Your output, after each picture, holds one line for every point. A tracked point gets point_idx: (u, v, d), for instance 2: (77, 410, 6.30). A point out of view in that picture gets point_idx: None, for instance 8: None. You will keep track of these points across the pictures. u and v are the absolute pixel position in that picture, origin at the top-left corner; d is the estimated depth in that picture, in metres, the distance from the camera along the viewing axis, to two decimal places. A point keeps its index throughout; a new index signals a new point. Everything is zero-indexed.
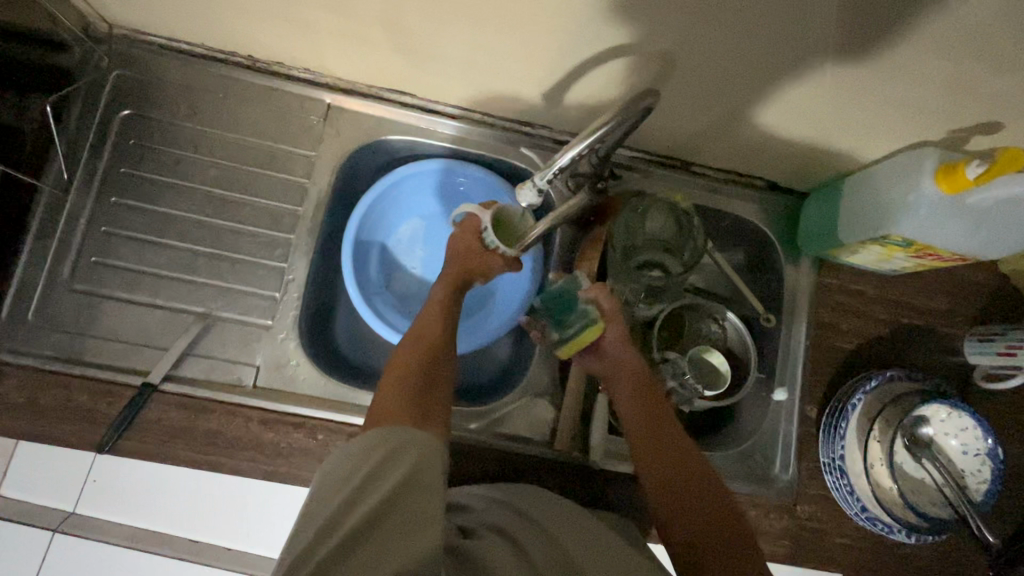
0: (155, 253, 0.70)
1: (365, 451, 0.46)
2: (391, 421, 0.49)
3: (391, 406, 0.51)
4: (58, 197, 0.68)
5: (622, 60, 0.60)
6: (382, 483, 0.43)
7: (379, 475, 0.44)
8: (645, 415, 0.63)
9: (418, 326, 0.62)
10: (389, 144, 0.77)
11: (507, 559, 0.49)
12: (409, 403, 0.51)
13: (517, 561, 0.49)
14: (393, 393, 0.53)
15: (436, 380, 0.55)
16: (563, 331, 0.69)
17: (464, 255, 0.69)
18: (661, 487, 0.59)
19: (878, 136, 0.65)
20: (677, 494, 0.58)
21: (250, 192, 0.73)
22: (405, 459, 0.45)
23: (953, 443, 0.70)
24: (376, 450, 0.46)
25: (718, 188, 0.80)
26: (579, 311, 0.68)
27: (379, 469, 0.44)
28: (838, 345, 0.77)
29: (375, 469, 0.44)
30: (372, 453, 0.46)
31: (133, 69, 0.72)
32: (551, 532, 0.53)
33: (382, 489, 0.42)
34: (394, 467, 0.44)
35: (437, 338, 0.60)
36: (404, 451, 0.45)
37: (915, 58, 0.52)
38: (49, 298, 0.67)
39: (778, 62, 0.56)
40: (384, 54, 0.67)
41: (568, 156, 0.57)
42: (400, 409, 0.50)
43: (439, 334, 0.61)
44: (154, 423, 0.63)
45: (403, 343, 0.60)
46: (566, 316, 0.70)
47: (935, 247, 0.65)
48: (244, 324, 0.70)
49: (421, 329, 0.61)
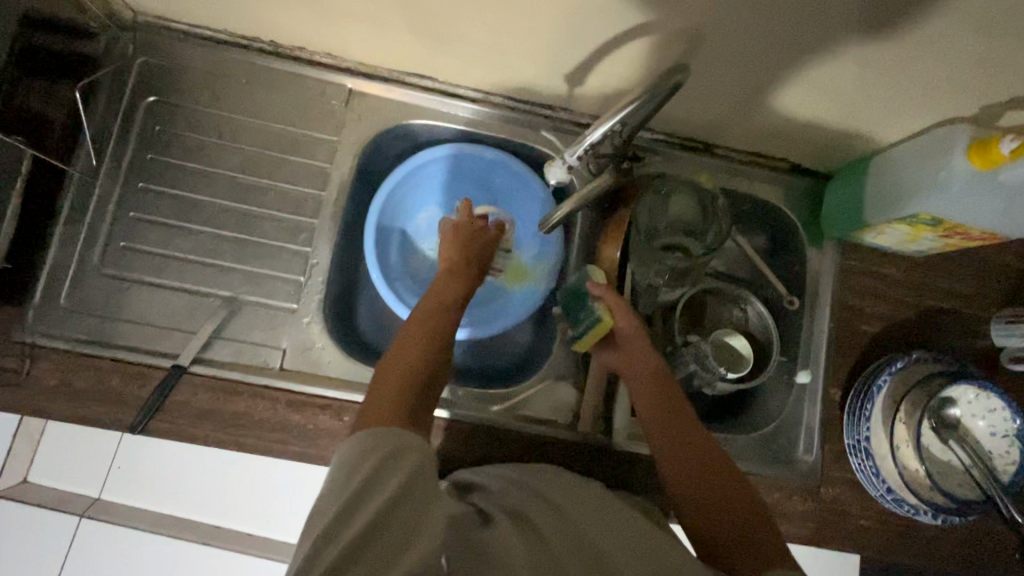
0: (181, 238, 0.71)
1: (364, 453, 0.47)
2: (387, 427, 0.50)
3: (384, 410, 0.52)
4: (86, 183, 0.69)
5: (647, 40, 0.60)
6: (386, 484, 0.43)
7: (386, 473, 0.44)
8: (658, 405, 0.63)
9: (416, 324, 0.61)
10: (410, 128, 0.77)
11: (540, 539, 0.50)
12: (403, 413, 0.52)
13: (548, 541, 0.50)
14: (384, 396, 0.54)
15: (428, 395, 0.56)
16: (577, 326, 0.70)
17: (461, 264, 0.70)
18: (679, 480, 0.58)
19: (905, 114, 0.64)
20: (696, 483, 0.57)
21: (273, 177, 0.73)
22: (403, 466, 0.45)
23: (980, 424, 0.70)
24: (373, 454, 0.46)
25: (741, 170, 0.80)
26: (589, 305, 0.68)
27: (392, 462, 0.45)
28: (862, 327, 0.76)
29: (380, 467, 0.45)
30: (369, 456, 0.46)
31: (158, 56, 0.72)
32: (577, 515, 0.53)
33: (396, 480, 0.43)
34: (397, 469, 0.44)
35: (431, 339, 0.60)
36: (403, 454, 0.46)
37: (945, 34, 0.51)
38: (80, 283, 0.67)
39: (804, 40, 0.56)
40: (405, 38, 0.66)
41: (598, 132, 0.57)
42: (392, 414, 0.51)
43: (433, 334, 0.61)
44: (183, 404, 0.64)
45: (401, 343, 0.60)
46: (576, 312, 0.70)
47: (965, 226, 0.64)
48: (270, 308, 0.70)
49: (414, 328, 0.61)
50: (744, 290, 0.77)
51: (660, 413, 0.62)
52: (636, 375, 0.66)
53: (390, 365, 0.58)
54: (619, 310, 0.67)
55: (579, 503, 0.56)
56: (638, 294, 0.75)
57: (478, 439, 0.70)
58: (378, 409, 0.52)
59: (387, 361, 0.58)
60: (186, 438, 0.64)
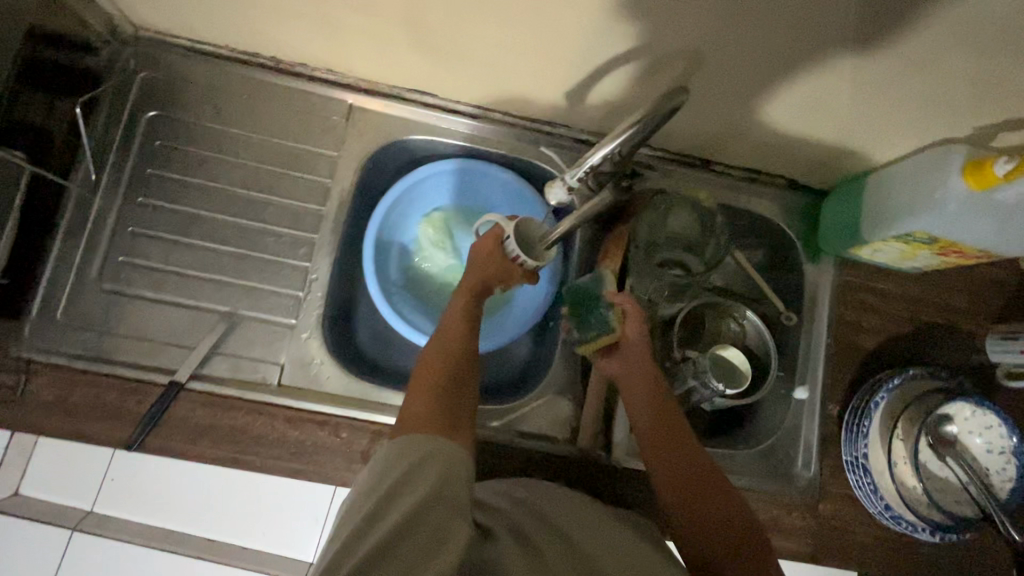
0: (181, 253, 0.70)
1: (391, 461, 0.47)
2: (418, 432, 0.50)
3: (421, 415, 0.52)
4: (86, 197, 0.69)
5: (647, 60, 0.60)
6: (401, 503, 0.43)
7: (404, 486, 0.45)
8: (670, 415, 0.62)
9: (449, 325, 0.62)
10: (410, 144, 0.78)
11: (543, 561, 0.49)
12: (438, 416, 0.52)
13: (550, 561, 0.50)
14: (417, 401, 0.54)
15: (464, 393, 0.56)
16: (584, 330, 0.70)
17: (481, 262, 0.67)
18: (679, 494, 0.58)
19: (900, 133, 0.65)
20: (696, 501, 0.57)
21: (274, 192, 0.73)
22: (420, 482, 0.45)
23: (977, 441, 0.70)
24: (399, 464, 0.47)
25: (738, 187, 0.80)
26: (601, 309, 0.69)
27: (399, 485, 0.45)
28: (859, 343, 0.77)
29: (400, 481, 0.45)
30: (395, 465, 0.47)
31: (160, 71, 0.72)
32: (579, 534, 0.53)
33: (409, 498, 0.43)
34: (422, 479, 0.45)
35: (460, 342, 0.60)
36: (433, 460, 0.47)
37: (937, 55, 0.52)
38: (77, 297, 0.67)
39: (800, 60, 0.57)
40: (407, 54, 0.67)
41: (596, 158, 0.58)
42: (427, 417, 0.51)
43: (462, 338, 0.61)
44: (181, 420, 0.64)
45: (434, 341, 0.61)
46: (585, 314, 0.71)
47: (960, 244, 0.65)
48: (269, 323, 0.70)
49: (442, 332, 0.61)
50: (740, 304, 0.77)
51: (669, 421, 0.62)
52: (648, 378, 0.64)
53: (422, 370, 0.57)
54: (630, 317, 0.66)
55: (580, 521, 0.56)
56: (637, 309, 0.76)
57: (480, 455, 0.69)
58: (413, 415, 0.52)
59: (419, 369, 0.58)
60: (181, 454, 0.63)
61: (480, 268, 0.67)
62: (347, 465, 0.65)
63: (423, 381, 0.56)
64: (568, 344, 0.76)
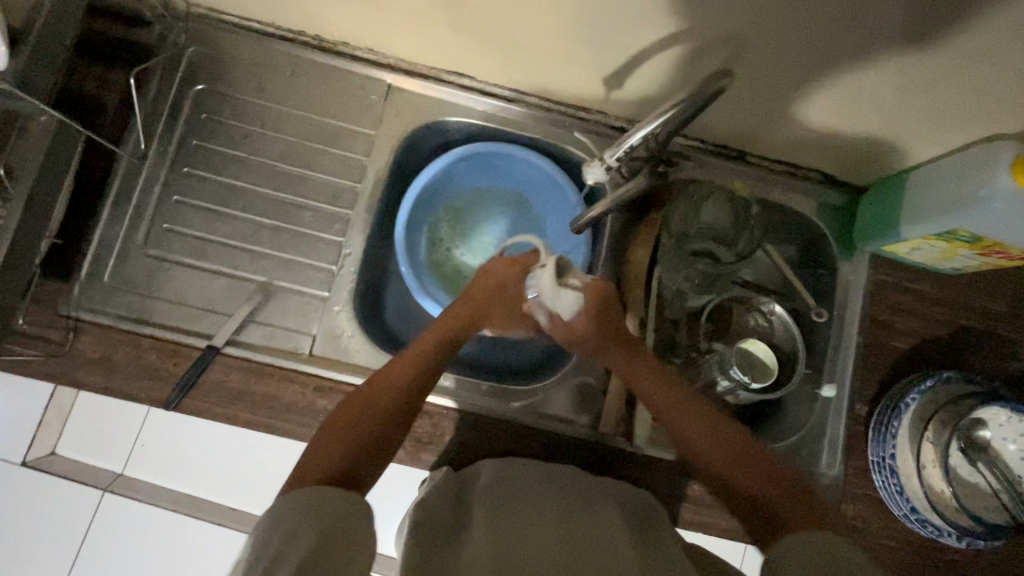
0: (221, 222, 0.73)
1: (274, 523, 0.45)
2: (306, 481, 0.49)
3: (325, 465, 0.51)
4: (135, 166, 0.72)
5: (686, 46, 0.60)
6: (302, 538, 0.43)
7: (308, 515, 0.45)
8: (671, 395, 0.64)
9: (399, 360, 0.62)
10: (445, 125, 0.78)
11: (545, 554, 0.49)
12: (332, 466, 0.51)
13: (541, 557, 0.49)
14: (328, 447, 0.53)
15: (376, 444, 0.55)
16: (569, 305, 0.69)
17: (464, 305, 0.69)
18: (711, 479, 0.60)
19: (946, 127, 0.63)
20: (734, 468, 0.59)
21: (312, 168, 0.75)
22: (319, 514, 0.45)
23: (1010, 449, 0.68)
24: (283, 521, 0.44)
25: (775, 180, 0.79)
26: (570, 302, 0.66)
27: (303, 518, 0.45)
28: (892, 344, 0.75)
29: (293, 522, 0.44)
30: (280, 525, 0.44)
31: (208, 47, 0.75)
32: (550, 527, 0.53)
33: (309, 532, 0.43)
34: (313, 520, 0.45)
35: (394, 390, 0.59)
36: (324, 499, 0.46)
37: (992, 45, 0.51)
38: (123, 261, 0.70)
39: (843, 49, 0.55)
40: (445, 36, 0.68)
41: (637, 135, 0.59)
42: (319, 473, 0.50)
43: (391, 395, 0.59)
44: (215, 384, 0.66)
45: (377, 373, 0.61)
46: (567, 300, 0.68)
47: (1004, 244, 0.63)
48: (302, 294, 0.72)
49: (382, 373, 0.61)
50: (767, 298, 0.76)
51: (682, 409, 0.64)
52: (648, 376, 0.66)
53: (347, 412, 0.57)
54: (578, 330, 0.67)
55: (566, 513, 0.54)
56: (666, 300, 0.76)
57: (502, 434, 0.69)
58: (307, 463, 0.52)
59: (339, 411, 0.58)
60: (215, 417, 0.65)
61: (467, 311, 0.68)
62: None
63: (340, 427, 0.56)
64: None
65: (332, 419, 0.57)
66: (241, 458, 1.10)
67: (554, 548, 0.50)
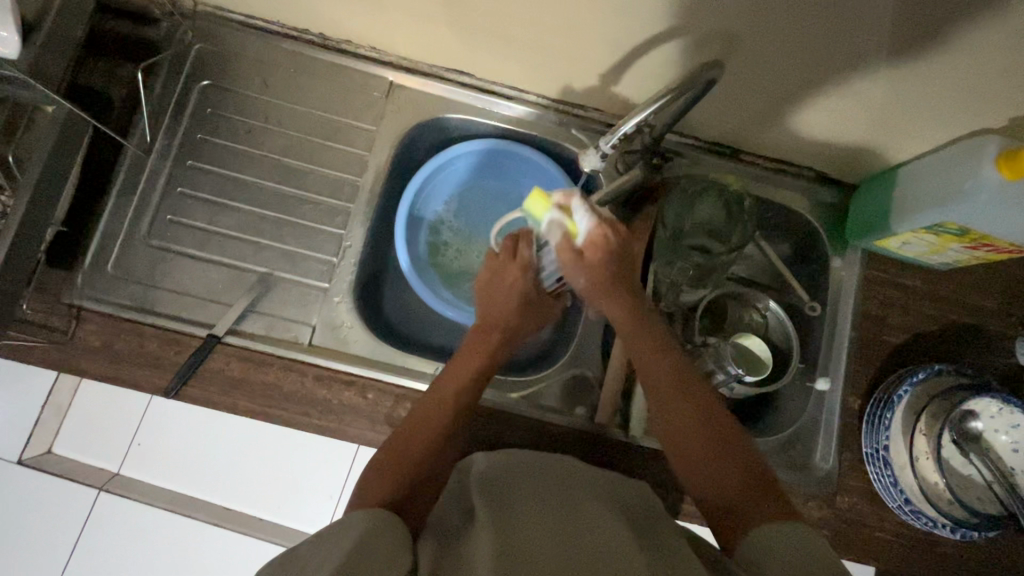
0: (224, 214, 0.74)
1: (313, 545, 0.46)
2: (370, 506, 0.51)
3: (373, 492, 0.53)
4: (140, 158, 0.73)
5: (680, 43, 0.61)
6: (335, 555, 0.44)
7: (342, 536, 0.47)
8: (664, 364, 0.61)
9: (443, 383, 0.63)
10: (444, 121, 0.80)
11: (546, 538, 0.49)
12: (393, 491, 0.53)
13: (549, 541, 0.49)
14: (378, 477, 0.54)
15: (431, 467, 0.56)
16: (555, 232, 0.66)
17: (496, 317, 0.68)
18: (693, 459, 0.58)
19: (933, 125, 0.64)
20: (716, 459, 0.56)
21: (314, 162, 0.77)
22: (353, 533, 0.47)
23: (1002, 439, 0.69)
24: (322, 543, 0.46)
25: (769, 177, 0.81)
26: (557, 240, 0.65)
27: (337, 536, 0.46)
28: (885, 338, 0.76)
29: (327, 540, 0.46)
30: (319, 546, 0.46)
31: (214, 43, 0.77)
32: (568, 517, 0.52)
33: (342, 549, 0.45)
34: (346, 537, 0.46)
35: (440, 415, 0.59)
36: (353, 521, 0.48)
37: (976, 45, 0.52)
38: (127, 250, 0.71)
39: (834, 48, 0.57)
40: (445, 34, 0.70)
41: (631, 124, 0.60)
42: (377, 496, 0.52)
43: (441, 418, 0.59)
44: (217, 372, 0.66)
45: (429, 391, 0.62)
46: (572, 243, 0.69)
47: (992, 237, 0.64)
48: (303, 285, 0.73)
49: (434, 388, 0.62)
50: (762, 294, 0.77)
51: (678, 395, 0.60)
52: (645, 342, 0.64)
53: (404, 425, 0.59)
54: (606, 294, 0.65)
55: (575, 500, 0.55)
56: (661, 293, 0.77)
57: (497, 425, 0.70)
58: (370, 490, 0.53)
59: (400, 430, 0.59)
60: (217, 405, 0.66)
61: (498, 320, 0.68)
62: (372, 426, 0.67)
63: (393, 451, 0.56)
64: (590, 323, 0.78)
65: (392, 439, 0.58)
66: (239, 456, 1.10)
67: (554, 533, 0.50)
